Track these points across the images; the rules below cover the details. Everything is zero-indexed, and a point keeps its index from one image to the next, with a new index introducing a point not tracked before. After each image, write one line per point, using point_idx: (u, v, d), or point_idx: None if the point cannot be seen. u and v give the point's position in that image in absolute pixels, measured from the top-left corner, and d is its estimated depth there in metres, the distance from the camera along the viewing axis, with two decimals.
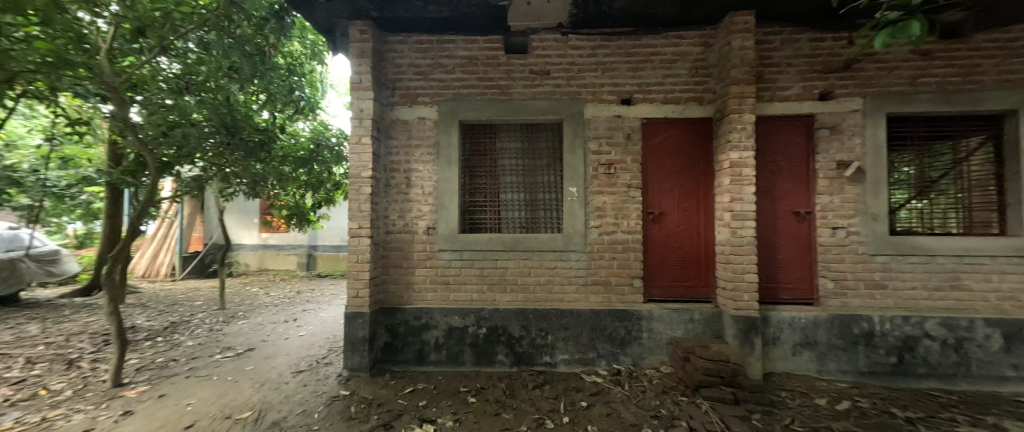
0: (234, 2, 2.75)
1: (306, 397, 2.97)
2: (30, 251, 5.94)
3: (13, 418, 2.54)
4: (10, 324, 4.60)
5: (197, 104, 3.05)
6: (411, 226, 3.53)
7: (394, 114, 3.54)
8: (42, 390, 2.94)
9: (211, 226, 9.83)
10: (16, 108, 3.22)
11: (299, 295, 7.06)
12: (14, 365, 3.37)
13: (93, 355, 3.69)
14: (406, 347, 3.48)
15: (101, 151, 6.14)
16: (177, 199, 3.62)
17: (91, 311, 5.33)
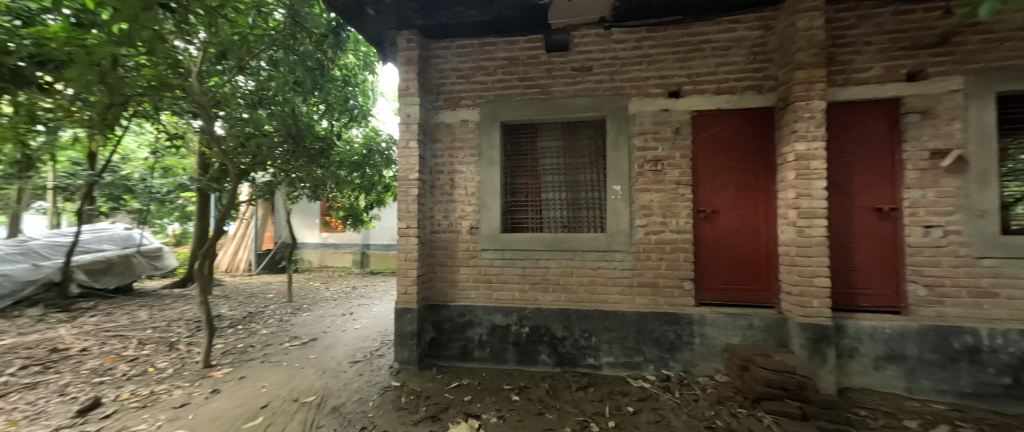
0: (298, 23, 3.02)
1: (362, 385, 3.18)
2: (141, 248, 6.97)
3: (130, 390, 3.00)
4: (126, 310, 5.44)
5: (268, 117, 3.39)
6: (455, 226, 3.64)
7: (438, 118, 3.67)
8: (150, 367, 3.45)
9: (280, 226, 10.74)
10: (131, 127, 3.81)
11: (354, 290, 7.58)
12: (131, 345, 3.99)
13: (188, 338, 4.26)
14: (451, 344, 3.59)
15: (192, 161, 7.09)
16: (253, 203, 4.05)
17: (186, 301, 6.14)
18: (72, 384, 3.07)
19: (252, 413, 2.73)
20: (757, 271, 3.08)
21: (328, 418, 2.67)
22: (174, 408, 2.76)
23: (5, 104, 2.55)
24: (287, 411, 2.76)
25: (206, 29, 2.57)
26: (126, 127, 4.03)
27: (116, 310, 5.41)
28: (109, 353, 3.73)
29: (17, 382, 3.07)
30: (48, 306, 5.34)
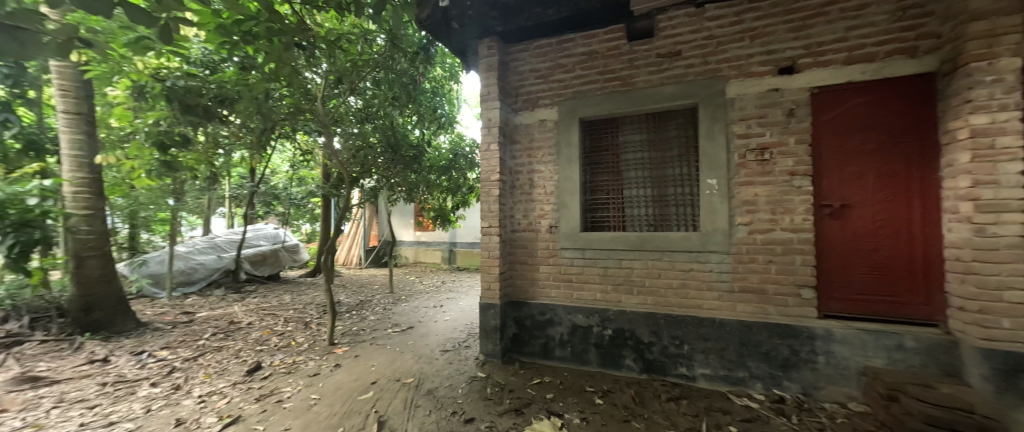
0: (395, 44, 3.39)
1: (452, 373, 3.44)
2: (284, 244, 8.55)
3: (279, 358, 3.74)
4: (273, 294, 6.78)
5: (374, 130, 3.88)
6: (535, 226, 3.69)
7: (517, 120, 3.77)
8: (292, 341, 4.24)
9: (383, 226, 12.20)
10: (278, 146, 4.74)
11: (443, 285, 8.25)
12: (279, 322, 4.97)
13: (317, 319, 5.12)
14: (533, 341, 3.65)
15: (315, 172, 8.52)
16: (363, 205, 4.67)
17: (314, 288, 7.41)
18: (242, 350, 3.95)
19: (365, 387, 3.16)
20: (912, 280, 2.46)
21: (424, 400, 2.95)
22: (309, 376, 3.35)
23: (202, 135, 3.39)
24: (392, 389, 3.13)
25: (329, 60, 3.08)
26: (275, 147, 5.03)
27: (268, 294, 6.78)
28: (264, 328, 4.70)
29: (210, 344, 4.06)
30: (224, 288, 6.94)
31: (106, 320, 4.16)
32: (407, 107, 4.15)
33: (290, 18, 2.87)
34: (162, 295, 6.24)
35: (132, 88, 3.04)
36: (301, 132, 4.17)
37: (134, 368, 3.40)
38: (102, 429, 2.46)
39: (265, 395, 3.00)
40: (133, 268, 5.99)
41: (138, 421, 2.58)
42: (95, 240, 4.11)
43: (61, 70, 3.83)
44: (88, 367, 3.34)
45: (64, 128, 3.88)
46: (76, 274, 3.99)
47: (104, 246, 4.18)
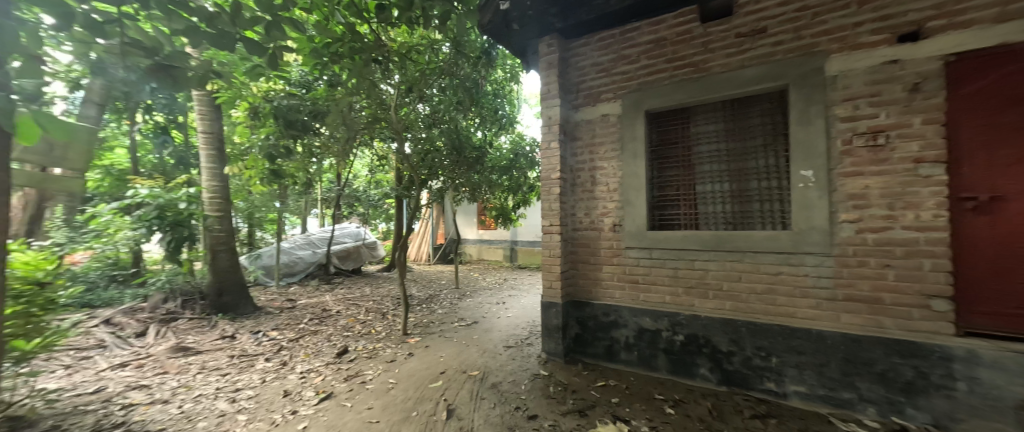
0: (459, 51, 3.54)
1: (515, 368, 3.50)
2: (364, 241, 9.43)
3: (363, 344, 4.17)
4: (356, 286, 7.58)
5: (440, 134, 4.12)
6: (598, 224, 3.58)
7: (578, 117, 3.70)
8: (373, 329, 4.70)
9: (448, 225, 12.90)
10: (360, 153, 5.27)
11: (506, 282, 8.45)
12: (362, 311, 5.54)
13: (393, 310, 5.60)
14: (596, 342, 3.56)
15: (388, 175, 9.31)
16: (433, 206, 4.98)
17: (389, 282, 8.11)
18: (332, 334, 4.47)
19: (435, 376, 3.37)
20: None
21: (489, 392, 3.05)
22: (387, 362, 3.68)
23: (301, 146, 3.90)
24: (459, 380, 3.29)
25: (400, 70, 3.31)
26: (357, 154, 5.60)
27: (352, 286, 7.60)
28: (349, 316, 5.27)
29: (308, 328, 4.67)
30: (317, 280, 7.92)
31: (233, 303, 4.96)
32: (471, 110, 4.31)
33: (368, 36, 3.16)
34: (270, 283, 7.42)
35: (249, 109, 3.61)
36: (379, 140, 4.59)
37: (253, 344, 4.05)
38: (232, 394, 2.98)
39: (351, 376, 3.36)
40: (250, 261, 7.20)
41: (256, 389, 3.09)
42: (226, 236, 4.94)
43: (200, 99, 4.72)
44: (220, 342, 4.06)
45: (206, 147, 4.74)
46: (212, 264, 4.86)
47: (232, 241, 5.00)
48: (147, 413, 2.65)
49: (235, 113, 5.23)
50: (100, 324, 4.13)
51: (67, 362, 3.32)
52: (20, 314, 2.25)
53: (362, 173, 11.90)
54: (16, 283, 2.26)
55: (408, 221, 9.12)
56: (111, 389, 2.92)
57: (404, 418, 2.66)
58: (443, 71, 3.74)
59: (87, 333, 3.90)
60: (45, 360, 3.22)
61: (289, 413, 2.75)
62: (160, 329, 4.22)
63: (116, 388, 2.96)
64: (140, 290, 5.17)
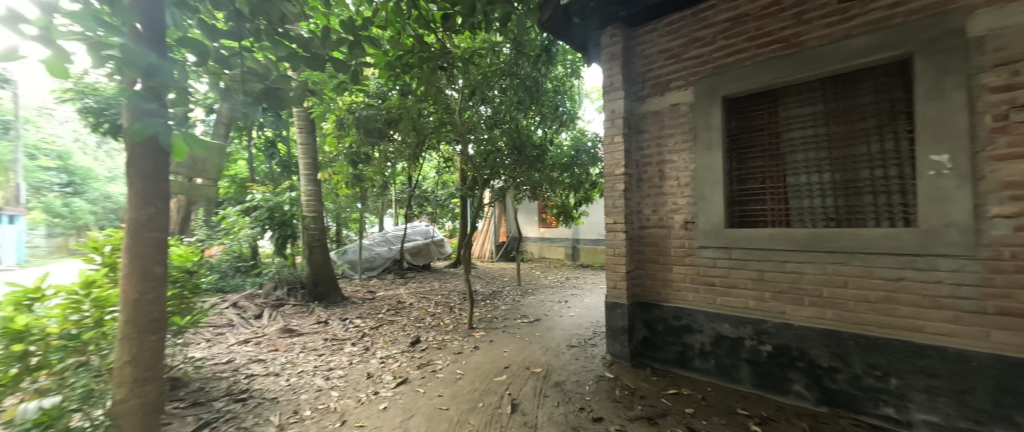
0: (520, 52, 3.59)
1: (579, 369, 3.45)
2: (432, 239, 10.08)
3: (433, 335, 4.46)
4: (425, 281, 8.14)
5: (501, 134, 4.24)
6: (667, 222, 3.37)
7: (643, 108, 3.51)
8: (442, 322, 5.00)
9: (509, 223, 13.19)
10: (430, 156, 5.65)
11: (568, 281, 8.40)
12: (432, 304, 5.93)
13: (460, 305, 5.89)
14: (666, 348, 3.35)
15: (452, 177, 9.84)
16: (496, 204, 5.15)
17: (455, 278, 8.57)
18: (406, 325, 4.85)
19: (500, 370, 3.47)
20: None
21: (552, 390, 3.04)
22: (454, 353, 3.88)
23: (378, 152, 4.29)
24: (523, 376, 3.33)
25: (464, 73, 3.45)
26: (427, 158, 5.98)
27: (422, 280, 8.19)
28: (421, 309, 5.67)
29: (386, 318, 5.14)
30: (392, 274, 8.64)
31: (325, 293, 5.59)
32: (531, 109, 4.34)
33: (436, 45, 3.36)
34: (353, 276, 8.28)
35: (338, 122, 4.07)
36: (446, 143, 4.86)
37: (341, 330, 4.57)
38: (326, 372, 3.40)
39: (423, 364, 3.61)
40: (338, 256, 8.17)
41: (345, 370, 3.47)
42: (319, 233, 5.53)
43: (298, 115, 5.41)
44: (316, 326, 4.65)
45: (304, 156, 5.34)
46: (310, 258, 5.53)
47: (322, 239, 5.54)
48: (263, 383, 3.13)
49: (325, 125, 5.92)
50: (229, 307, 5.00)
51: (208, 336, 4.09)
52: (177, 295, 2.80)
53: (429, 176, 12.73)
54: (175, 270, 2.83)
55: (472, 220, 9.50)
56: (238, 361, 3.53)
57: (471, 408, 2.78)
58: (504, 72, 3.82)
59: (220, 314, 4.75)
60: (193, 333, 4.00)
61: (372, 394, 3.04)
62: (271, 312, 4.97)
63: (241, 360, 3.56)
64: (255, 279, 6.14)
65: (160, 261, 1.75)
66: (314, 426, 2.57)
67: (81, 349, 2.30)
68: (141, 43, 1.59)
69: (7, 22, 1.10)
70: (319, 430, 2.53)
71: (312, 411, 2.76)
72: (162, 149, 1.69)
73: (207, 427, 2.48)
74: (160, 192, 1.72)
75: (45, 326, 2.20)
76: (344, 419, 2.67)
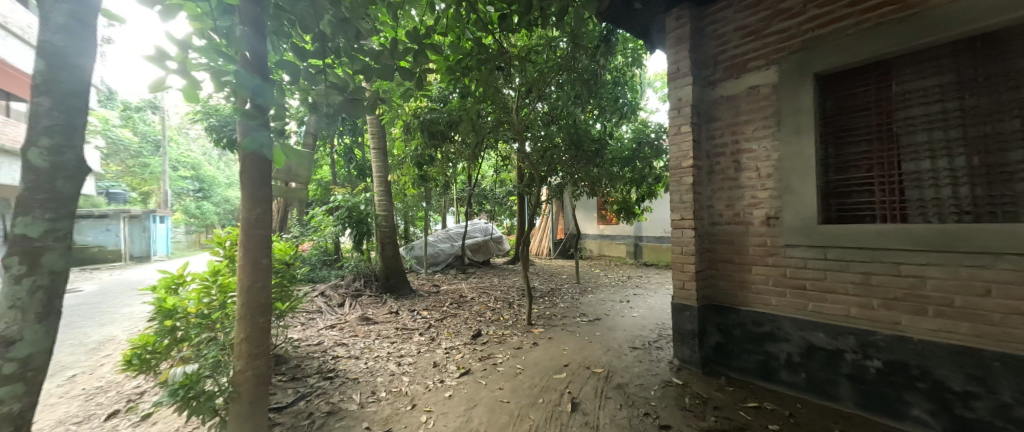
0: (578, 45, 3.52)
1: (643, 372, 3.29)
2: (490, 236, 10.41)
3: (493, 329, 4.61)
4: (485, 276, 8.45)
5: (558, 130, 4.21)
6: (744, 217, 3.05)
7: (715, 93, 3.22)
8: (501, 316, 5.13)
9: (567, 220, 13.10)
10: (490, 155, 5.83)
11: (629, 280, 8.11)
12: (492, 299, 6.13)
13: (519, 300, 6.01)
14: (745, 356, 3.05)
15: (510, 175, 10.06)
16: (553, 201, 5.14)
17: (513, 274, 8.76)
18: (469, 318, 5.08)
19: (559, 367, 3.45)
20: None
21: (614, 392, 2.95)
22: (514, 348, 3.96)
23: (442, 154, 4.54)
24: (584, 375, 3.28)
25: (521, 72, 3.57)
26: (487, 157, 6.17)
27: (483, 276, 8.51)
28: (482, 303, 5.88)
29: (449, 310, 5.43)
30: (455, 269, 9.08)
31: (396, 286, 6.06)
32: (589, 102, 4.23)
33: (494, 46, 3.45)
34: (420, 270, 8.86)
35: (405, 126, 4.39)
36: (504, 142, 4.98)
37: (410, 320, 4.93)
38: (398, 359, 3.69)
39: (484, 357, 3.74)
40: (407, 251, 8.86)
41: (414, 357, 3.74)
42: (390, 230, 5.96)
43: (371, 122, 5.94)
44: (389, 316, 5.07)
45: (376, 160, 5.82)
46: (383, 253, 6.02)
47: (393, 236, 5.99)
48: (346, 364, 3.51)
49: (394, 130, 6.38)
50: (319, 295, 5.69)
51: (303, 320, 4.71)
52: (279, 284, 3.24)
53: (487, 175, 13.15)
54: (278, 262, 3.28)
55: (529, 217, 9.59)
56: (326, 343, 3.99)
57: (532, 403, 2.81)
58: (561, 66, 3.78)
59: (311, 301, 5.41)
60: (291, 317, 4.61)
61: (439, 382, 3.23)
62: (351, 302, 5.53)
63: (329, 343, 4.02)
64: (338, 271, 6.89)
65: (267, 254, 2.02)
66: (388, 406, 2.81)
67: (210, 326, 2.77)
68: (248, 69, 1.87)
69: (156, 60, 1.53)
70: (393, 411, 2.75)
71: (386, 394, 3.01)
72: (267, 159, 1.95)
73: (303, 400, 2.84)
74: (265, 196, 1.99)
75: (187, 305, 2.74)
76: (415, 403, 2.87)
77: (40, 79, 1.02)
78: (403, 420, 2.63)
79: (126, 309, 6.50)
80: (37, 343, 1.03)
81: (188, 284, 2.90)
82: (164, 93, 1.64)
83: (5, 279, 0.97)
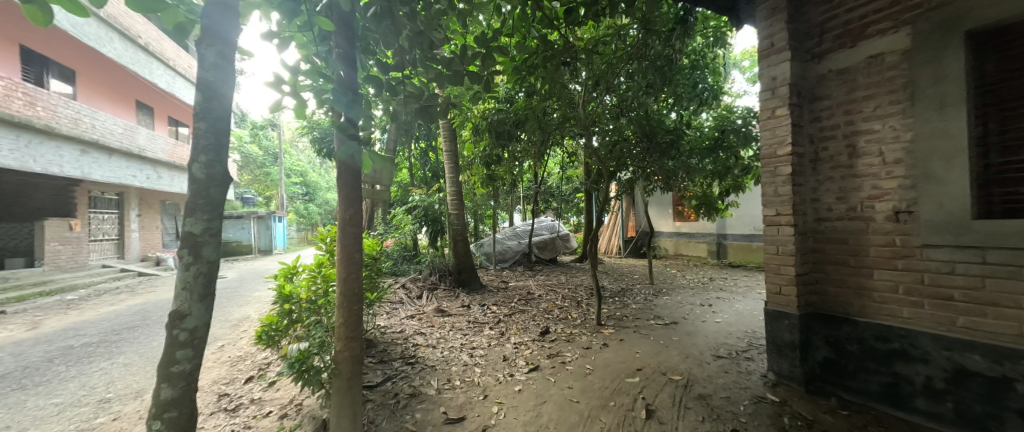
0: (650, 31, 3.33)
1: (729, 384, 2.98)
2: (557, 234, 10.38)
3: (562, 327, 4.59)
4: (553, 273, 8.46)
5: (628, 123, 4.03)
6: (862, 212, 2.59)
7: (822, 68, 2.79)
8: (569, 315, 5.08)
9: (639, 217, 12.47)
10: (559, 152, 5.82)
11: (712, 282, 7.43)
12: (559, 297, 6.12)
13: (588, 299, 5.90)
14: (864, 376, 2.58)
15: (577, 171, 9.94)
16: (622, 196, 4.93)
17: (581, 272, 8.64)
18: (537, 314, 5.15)
19: (632, 371, 3.30)
20: None
21: (695, 403, 2.71)
22: (583, 348, 3.90)
23: (508, 153, 4.68)
24: (659, 381, 3.09)
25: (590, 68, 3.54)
26: (554, 154, 6.17)
27: (551, 273, 8.55)
28: (549, 301, 5.90)
29: (517, 306, 5.55)
30: (522, 266, 9.27)
31: (468, 280, 6.37)
32: (662, 90, 3.96)
33: (560, 41, 3.42)
34: (488, 267, 9.22)
35: (474, 128, 4.65)
36: (571, 139, 4.92)
37: (480, 314, 5.15)
38: (470, 350, 3.89)
39: (553, 354, 3.75)
40: (477, 248, 9.31)
41: (484, 350, 3.90)
42: (461, 228, 6.26)
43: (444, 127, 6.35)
44: (461, 309, 5.35)
45: (448, 162, 6.15)
46: (455, 250, 6.35)
47: (464, 233, 6.29)
48: (424, 352, 3.80)
49: (465, 133, 6.72)
50: (401, 287, 6.27)
51: (388, 309, 5.23)
52: (370, 276, 3.64)
53: (553, 173, 13.20)
54: (368, 257, 3.69)
55: (597, 214, 9.36)
56: (408, 331, 4.37)
57: (603, 405, 2.73)
58: (631, 55, 3.60)
59: (394, 292, 5.97)
60: (378, 306, 5.15)
61: (508, 375, 3.32)
62: (428, 294, 5.98)
63: (410, 331, 4.40)
64: (416, 266, 7.52)
65: (359, 249, 2.26)
66: (462, 395, 2.97)
67: (317, 311, 3.22)
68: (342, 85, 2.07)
69: (275, 85, 1.79)
70: (467, 400, 2.91)
71: (460, 382, 3.19)
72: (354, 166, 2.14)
73: (389, 381, 3.14)
74: (357, 198, 2.22)
75: (299, 291, 3.21)
76: (487, 394, 2.99)
77: (199, 109, 1.26)
78: (476, 408, 2.76)
79: (255, 293, 7.89)
80: (200, 317, 1.29)
81: (300, 274, 3.38)
82: (281, 112, 1.92)
83: (179, 265, 1.24)
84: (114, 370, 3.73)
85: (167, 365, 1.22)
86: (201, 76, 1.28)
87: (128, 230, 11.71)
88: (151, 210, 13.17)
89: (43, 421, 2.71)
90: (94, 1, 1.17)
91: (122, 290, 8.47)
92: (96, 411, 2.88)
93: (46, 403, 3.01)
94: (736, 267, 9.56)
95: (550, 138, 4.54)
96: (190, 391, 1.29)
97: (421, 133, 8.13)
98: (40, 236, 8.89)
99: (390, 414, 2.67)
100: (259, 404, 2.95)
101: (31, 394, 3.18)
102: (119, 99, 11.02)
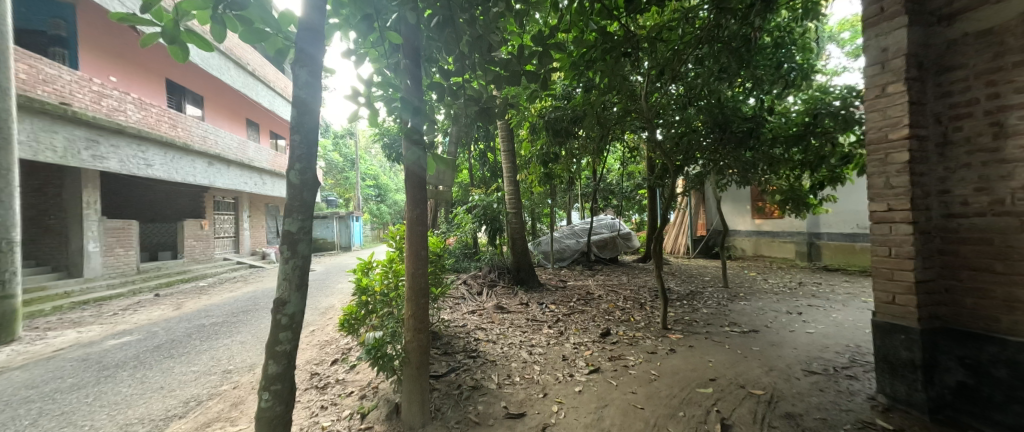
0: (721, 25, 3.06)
1: (825, 404, 2.61)
2: (618, 232, 10.01)
3: (623, 329, 4.43)
4: (613, 273, 8.21)
5: (697, 112, 4.02)
6: (1010, 206, 2.08)
7: (955, 33, 2.32)
8: (632, 318, 4.86)
9: (710, 214, 11.49)
10: (621, 146, 5.65)
11: (801, 287, 6.57)
12: (620, 298, 5.89)
13: (652, 302, 5.58)
14: (1016, 410, 2.07)
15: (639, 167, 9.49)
16: (688, 192, 4.70)
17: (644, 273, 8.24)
18: (596, 315, 5.03)
19: (704, 381, 3.05)
20: None
21: (783, 422, 2.41)
22: (648, 353, 3.71)
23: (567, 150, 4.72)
24: (737, 394, 2.81)
25: (654, 63, 3.48)
26: (616, 148, 5.99)
27: (611, 273, 8.27)
28: (610, 301, 5.74)
29: (575, 306, 5.48)
30: (581, 266, 9.10)
31: (526, 279, 6.42)
32: (739, 73, 3.59)
33: (620, 32, 3.30)
34: (546, 265, 9.29)
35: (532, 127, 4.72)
36: (631, 133, 4.78)
37: (539, 312, 5.20)
38: (529, 347, 3.94)
39: (615, 357, 3.64)
40: (535, 246, 9.43)
41: (544, 348, 3.92)
42: (519, 227, 6.34)
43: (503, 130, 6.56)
44: (520, 307, 5.43)
45: (507, 161, 6.25)
46: (513, 248, 6.44)
47: (522, 232, 6.35)
48: (485, 347, 3.93)
49: (521, 133, 6.81)
50: (462, 283, 6.54)
51: (451, 303, 5.52)
52: (435, 273, 3.85)
53: (612, 170, 12.74)
54: (433, 253, 3.90)
55: (661, 211, 8.85)
56: (469, 326, 4.56)
57: (671, 415, 2.57)
58: (699, 39, 3.29)
59: (456, 288, 6.25)
60: (443, 300, 5.46)
61: (568, 375, 3.29)
62: (488, 291, 6.17)
63: (471, 326, 4.59)
64: (476, 263, 7.83)
65: (423, 246, 2.39)
66: (523, 391, 3.02)
67: (390, 303, 3.51)
68: (410, 92, 2.20)
69: (352, 96, 1.99)
70: (527, 397, 2.93)
71: (520, 379, 3.23)
72: (418, 171, 2.27)
73: (453, 372, 3.30)
74: (422, 198, 2.32)
75: (374, 284, 3.52)
76: (546, 392, 2.99)
77: (294, 124, 1.42)
78: (536, 405, 2.78)
79: (337, 285, 8.86)
80: (297, 305, 1.45)
81: (374, 269, 3.70)
82: (357, 122, 2.13)
83: (281, 259, 1.42)
84: (234, 346, 4.48)
85: (273, 344, 1.41)
86: (295, 94, 1.43)
87: (240, 227, 13.82)
88: (257, 212, 15.50)
89: (186, 385, 3.34)
90: (217, 36, 1.40)
91: (237, 279, 10.12)
92: (222, 379, 3.47)
93: (188, 370, 3.70)
94: (834, 270, 8.34)
95: (609, 133, 4.46)
96: (290, 368, 1.47)
97: (480, 135, 8.41)
98: (178, 234, 10.94)
99: (455, 404, 2.80)
100: (343, 384, 3.30)
101: (177, 361, 3.94)
102: (235, 118, 13.19)
